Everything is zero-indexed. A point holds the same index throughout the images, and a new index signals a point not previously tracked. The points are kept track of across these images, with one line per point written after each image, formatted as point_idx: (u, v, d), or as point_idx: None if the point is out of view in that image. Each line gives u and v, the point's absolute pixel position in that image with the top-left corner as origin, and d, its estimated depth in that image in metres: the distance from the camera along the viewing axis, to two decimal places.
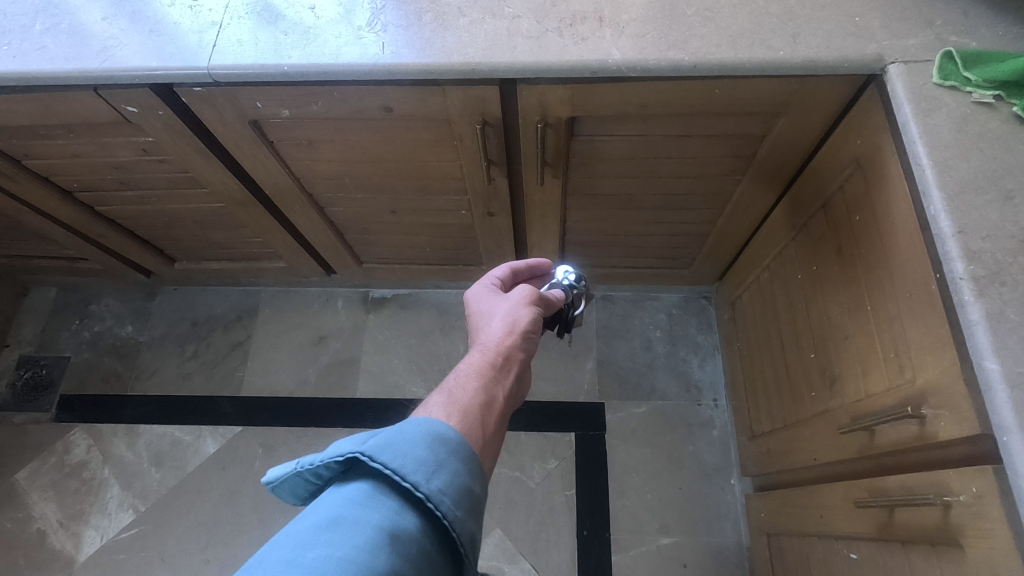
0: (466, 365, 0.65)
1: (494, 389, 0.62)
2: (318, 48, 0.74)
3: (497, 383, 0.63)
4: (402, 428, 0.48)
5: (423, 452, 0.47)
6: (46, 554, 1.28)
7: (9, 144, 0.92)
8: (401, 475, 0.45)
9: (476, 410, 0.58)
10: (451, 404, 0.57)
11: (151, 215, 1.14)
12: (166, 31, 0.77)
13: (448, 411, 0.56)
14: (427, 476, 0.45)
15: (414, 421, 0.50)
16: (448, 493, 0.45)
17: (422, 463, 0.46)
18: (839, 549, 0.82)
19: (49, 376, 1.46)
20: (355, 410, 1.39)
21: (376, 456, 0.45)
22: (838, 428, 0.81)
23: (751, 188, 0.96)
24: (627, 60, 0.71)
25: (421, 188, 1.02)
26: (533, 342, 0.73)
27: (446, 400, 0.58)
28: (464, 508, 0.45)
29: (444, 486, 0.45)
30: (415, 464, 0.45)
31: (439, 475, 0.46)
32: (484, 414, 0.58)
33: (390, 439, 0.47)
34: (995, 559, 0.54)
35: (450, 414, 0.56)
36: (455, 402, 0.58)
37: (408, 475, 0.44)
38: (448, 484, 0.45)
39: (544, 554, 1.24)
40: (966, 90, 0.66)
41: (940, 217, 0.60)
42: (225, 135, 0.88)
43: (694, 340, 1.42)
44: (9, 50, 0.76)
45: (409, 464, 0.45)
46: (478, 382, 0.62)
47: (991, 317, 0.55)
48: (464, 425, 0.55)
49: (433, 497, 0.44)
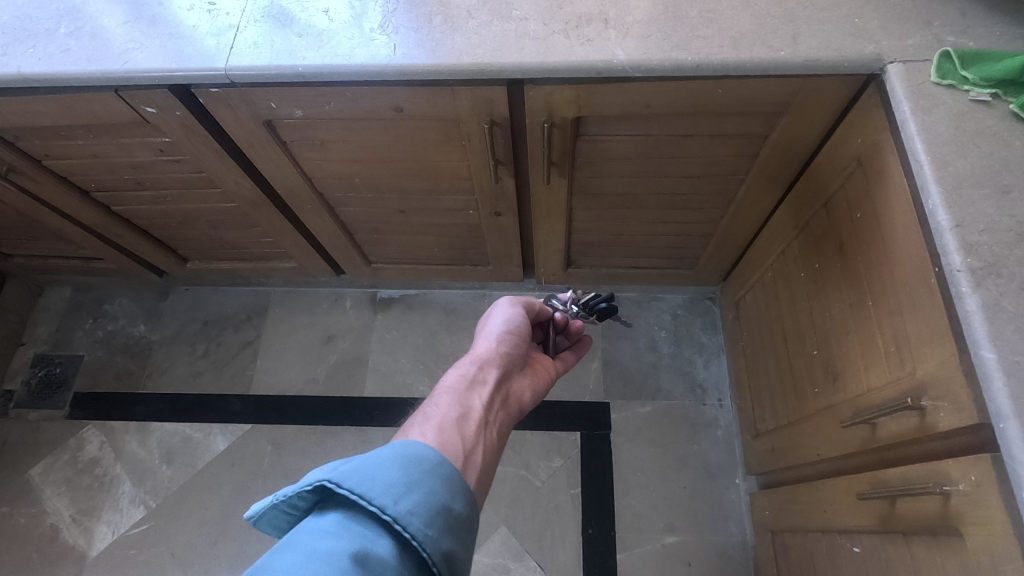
0: (443, 387, 0.73)
1: (468, 401, 0.69)
2: (332, 49, 0.77)
3: (471, 397, 0.70)
4: (369, 455, 0.51)
5: (391, 476, 0.49)
6: (59, 549, 1.30)
7: (31, 145, 0.95)
8: (369, 499, 0.47)
9: (450, 423, 0.65)
10: (426, 422, 0.65)
11: (165, 215, 1.17)
12: (184, 34, 0.79)
13: (424, 428, 0.64)
14: (395, 498, 0.47)
15: (384, 448, 0.53)
16: (415, 512, 0.47)
17: (389, 485, 0.48)
18: (842, 544, 0.83)
19: (63, 375, 1.49)
20: (363, 408, 1.41)
21: (343, 482, 0.47)
22: (840, 422, 0.82)
23: (754, 188, 0.97)
24: (631, 60, 0.73)
25: (430, 188, 1.04)
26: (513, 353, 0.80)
27: (423, 420, 0.66)
28: (435, 527, 0.48)
29: (412, 506, 0.48)
30: (382, 488, 0.48)
31: (406, 496, 0.48)
32: (460, 424, 0.65)
33: (357, 466, 0.49)
34: (993, 545, 0.55)
35: (427, 431, 0.63)
36: (430, 420, 0.65)
37: (376, 498, 0.47)
38: (415, 504, 0.48)
39: (549, 552, 1.25)
40: (963, 88, 0.68)
41: (937, 211, 0.61)
42: (240, 135, 0.91)
43: (699, 341, 1.43)
44: (34, 53, 0.79)
45: (375, 488, 0.47)
46: (451, 398, 0.69)
47: (988, 307, 0.56)
48: (439, 437, 0.62)
49: (400, 518, 0.46)
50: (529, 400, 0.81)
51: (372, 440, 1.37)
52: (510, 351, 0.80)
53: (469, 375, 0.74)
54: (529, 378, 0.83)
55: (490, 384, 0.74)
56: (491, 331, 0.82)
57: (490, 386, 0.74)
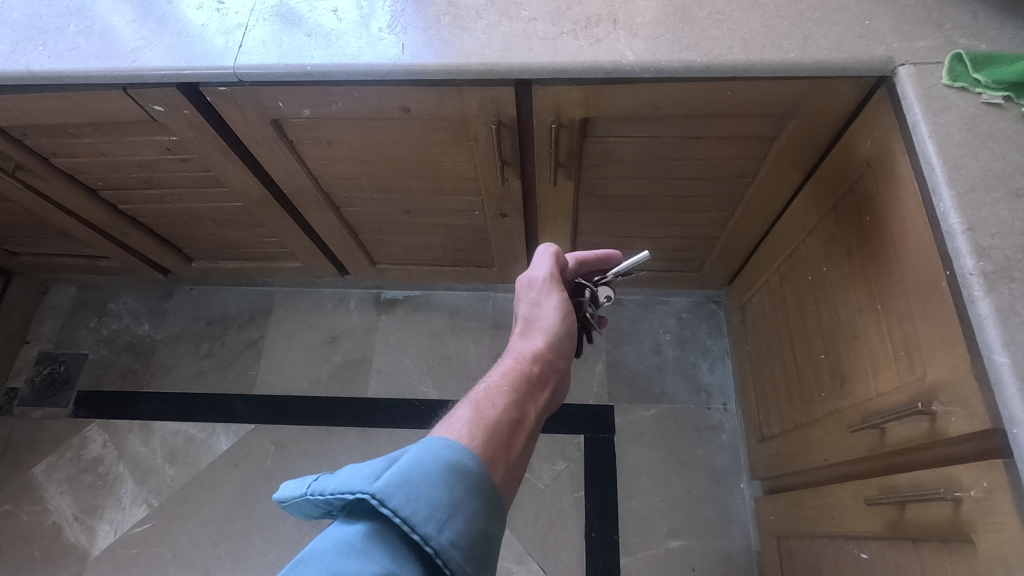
0: (493, 379, 0.67)
1: (524, 403, 0.64)
2: (340, 49, 0.77)
3: (527, 403, 0.65)
4: (420, 466, 0.48)
5: (438, 497, 0.46)
6: (61, 548, 1.30)
7: (39, 142, 0.95)
8: (411, 525, 0.44)
9: (506, 425, 0.59)
10: (480, 418, 0.59)
11: (171, 214, 1.17)
12: (193, 33, 0.80)
13: (477, 424, 0.58)
14: (439, 527, 0.44)
15: (435, 452, 0.50)
16: (458, 546, 0.45)
17: (434, 509, 0.45)
18: (850, 550, 0.83)
19: (67, 373, 1.49)
20: (366, 409, 1.41)
21: (387, 501, 0.44)
22: (848, 427, 0.81)
23: (763, 190, 0.96)
24: (640, 61, 0.73)
25: (436, 189, 1.03)
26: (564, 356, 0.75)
27: (476, 413, 0.59)
28: (474, 562, 0.46)
29: (454, 539, 0.45)
30: (427, 513, 0.45)
31: (450, 525, 0.45)
32: (516, 428, 0.60)
33: (402, 481, 0.46)
34: (1005, 552, 0.54)
35: (475, 432, 0.56)
36: (484, 415, 0.59)
37: (420, 526, 0.44)
38: (459, 536, 0.45)
39: (552, 555, 1.25)
40: (975, 91, 0.67)
41: (949, 213, 0.61)
42: (248, 133, 0.90)
43: (703, 345, 1.42)
44: (44, 50, 0.79)
45: (420, 513, 0.45)
46: (506, 395, 0.63)
47: (1001, 312, 0.55)
48: (493, 439, 0.56)
49: (442, 552, 0.44)
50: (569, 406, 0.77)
51: (375, 441, 1.37)
52: (564, 352, 0.74)
53: (525, 371, 0.68)
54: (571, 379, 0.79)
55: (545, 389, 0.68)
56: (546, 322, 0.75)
57: (545, 392, 0.68)
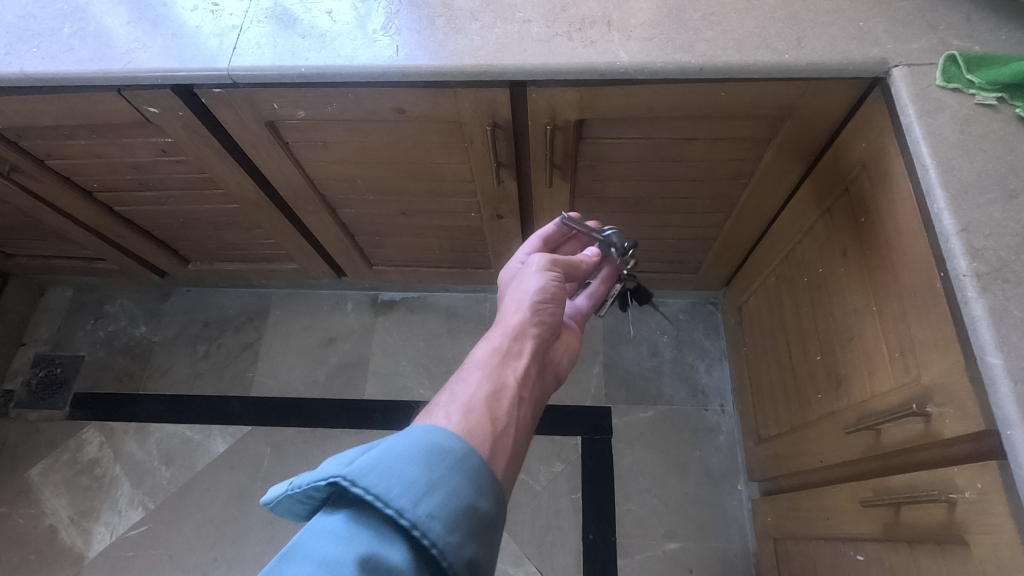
0: (471, 360, 0.67)
1: (500, 378, 0.64)
2: (334, 50, 0.77)
3: (502, 373, 0.65)
4: (393, 447, 0.48)
5: (412, 472, 0.46)
6: (57, 550, 1.30)
7: (33, 144, 0.95)
8: (384, 500, 0.44)
9: (481, 402, 0.59)
10: (452, 403, 0.60)
11: (167, 216, 1.17)
12: (187, 34, 0.79)
13: (450, 409, 0.59)
14: (413, 500, 0.44)
15: (410, 434, 0.50)
16: (436, 515, 0.44)
17: (408, 484, 0.45)
18: (846, 551, 0.82)
19: (63, 375, 1.49)
20: (363, 411, 1.40)
21: (358, 480, 0.45)
22: (844, 428, 0.81)
23: (759, 191, 0.96)
24: (634, 62, 0.73)
25: (432, 190, 1.03)
26: (549, 324, 0.74)
27: (450, 399, 0.61)
28: (457, 530, 0.45)
29: (431, 509, 0.44)
30: (400, 489, 0.45)
31: (425, 498, 0.45)
32: (492, 404, 0.60)
33: (374, 462, 0.46)
34: (1000, 554, 0.54)
35: (452, 414, 0.58)
36: (456, 400, 0.60)
37: (392, 500, 0.44)
38: (437, 507, 0.45)
39: (549, 558, 1.24)
40: (969, 92, 0.67)
41: (943, 215, 0.61)
42: (243, 135, 0.90)
43: (701, 346, 1.42)
44: (38, 52, 0.79)
45: (393, 488, 0.45)
46: (482, 374, 0.64)
47: (994, 313, 0.55)
48: (467, 419, 0.57)
49: (418, 523, 0.44)
50: (557, 371, 0.78)
51: (372, 443, 1.37)
52: (546, 320, 0.74)
53: (502, 347, 0.68)
54: (559, 344, 0.79)
55: (523, 357, 0.68)
56: (525, 293, 0.75)
57: (524, 360, 0.68)
